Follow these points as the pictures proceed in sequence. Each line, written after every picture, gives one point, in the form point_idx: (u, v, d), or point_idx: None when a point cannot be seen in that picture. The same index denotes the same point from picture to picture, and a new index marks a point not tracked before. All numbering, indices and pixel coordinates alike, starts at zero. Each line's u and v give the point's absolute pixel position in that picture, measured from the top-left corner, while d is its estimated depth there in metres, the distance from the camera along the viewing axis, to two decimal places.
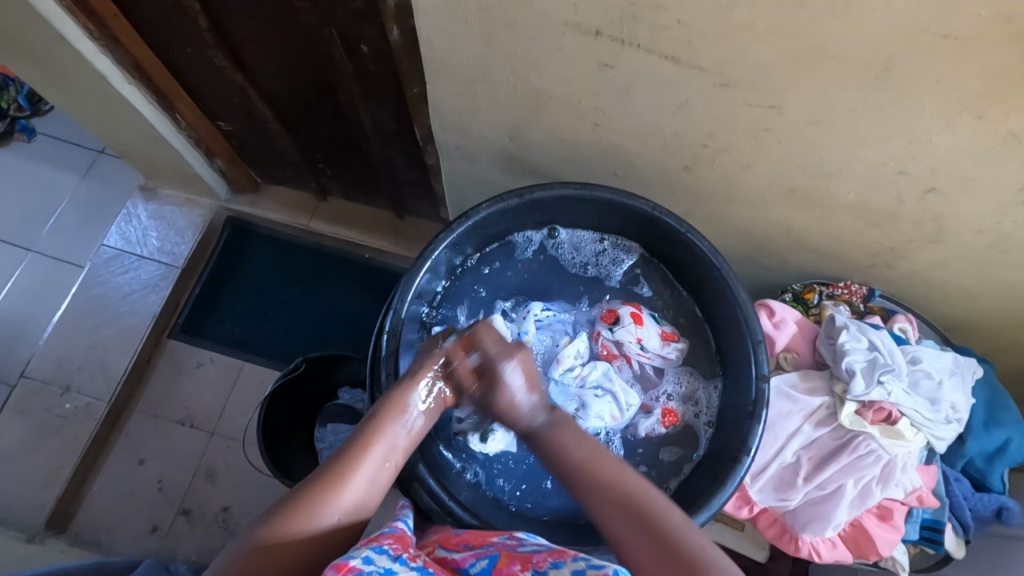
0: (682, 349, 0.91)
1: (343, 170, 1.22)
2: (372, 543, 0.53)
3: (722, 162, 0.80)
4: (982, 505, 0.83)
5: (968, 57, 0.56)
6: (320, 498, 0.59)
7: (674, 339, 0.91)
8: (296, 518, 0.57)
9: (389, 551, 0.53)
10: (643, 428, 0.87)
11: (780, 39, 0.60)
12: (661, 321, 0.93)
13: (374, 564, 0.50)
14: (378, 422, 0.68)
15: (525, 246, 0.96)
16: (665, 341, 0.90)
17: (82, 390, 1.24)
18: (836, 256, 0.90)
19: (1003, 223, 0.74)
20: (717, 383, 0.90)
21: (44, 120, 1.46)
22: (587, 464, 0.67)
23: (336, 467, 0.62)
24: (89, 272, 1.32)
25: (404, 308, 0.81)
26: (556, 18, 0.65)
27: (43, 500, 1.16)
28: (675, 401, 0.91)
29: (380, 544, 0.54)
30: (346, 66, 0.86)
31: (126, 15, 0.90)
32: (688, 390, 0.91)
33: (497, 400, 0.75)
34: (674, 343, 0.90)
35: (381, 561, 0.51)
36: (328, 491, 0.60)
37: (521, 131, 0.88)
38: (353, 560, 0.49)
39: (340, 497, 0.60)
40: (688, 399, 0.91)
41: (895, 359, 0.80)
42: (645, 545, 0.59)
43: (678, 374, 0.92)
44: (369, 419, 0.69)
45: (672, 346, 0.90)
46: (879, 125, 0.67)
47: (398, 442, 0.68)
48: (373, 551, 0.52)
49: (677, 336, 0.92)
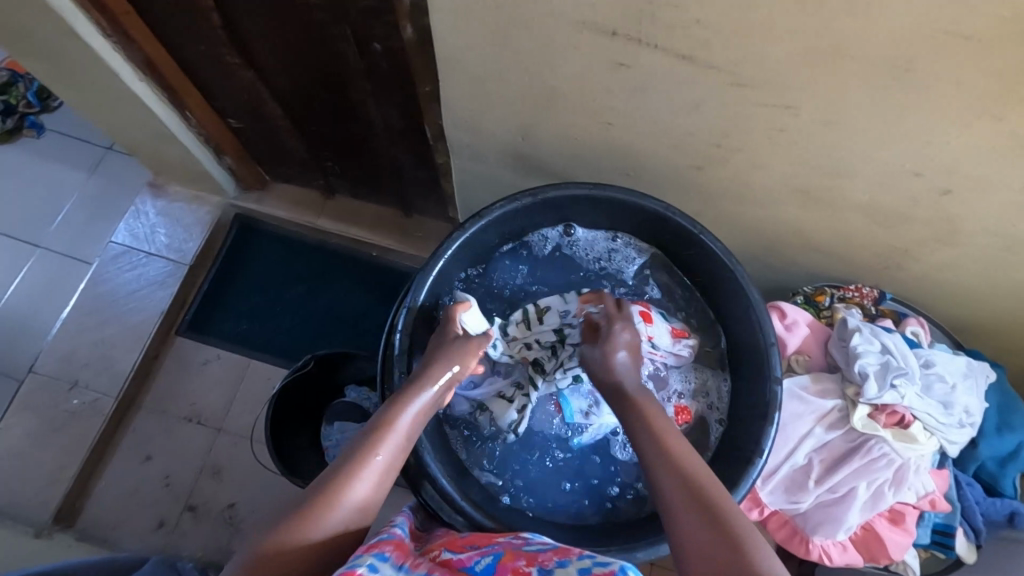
0: (692, 346, 0.90)
1: (351, 168, 1.22)
2: (374, 550, 0.54)
3: (734, 162, 0.80)
4: (993, 510, 0.83)
5: (987, 58, 0.56)
6: (319, 502, 0.58)
7: (684, 336, 0.90)
8: (300, 522, 0.56)
9: (390, 559, 0.54)
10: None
11: (796, 40, 0.60)
12: (671, 319, 0.93)
13: (379, 572, 0.51)
14: (383, 423, 0.67)
15: (542, 243, 0.95)
16: (676, 338, 0.89)
17: (89, 386, 1.24)
18: (847, 257, 0.90)
19: (1016, 225, 0.74)
20: (727, 380, 0.90)
21: (52, 117, 1.46)
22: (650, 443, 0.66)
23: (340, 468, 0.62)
24: (97, 268, 1.32)
25: (417, 307, 0.81)
26: (571, 17, 0.64)
27: (50, 496, 1.16)
28: (687, 398, 0.90)
29: (382, 551, 0.55)
30: (358, 63, 0.86)
31: (138, 12, 0.90)
32: (697, 384, 0.91)
33: (598, 353, 0.78)
34: (685, 340, 0.89)
35: (384, 569, 0.52)
36: (338, 488, 0.60)
37: (532, 130, 0.88)
38: (359, 567, 0.50)
39: (350, 492, 0.60)
40: (700, 393, 0.91)
41: (908, 362, 0.80)
42: (689, 515, 0.57)
43: (689, 371, 0.92)
44: (376, 419, 0.68)
45: (683, 343, 0.89)
46: (894, 125, 0.67)
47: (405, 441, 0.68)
48: (376, 558, 0.53)
49: (688, 332, 0.91)
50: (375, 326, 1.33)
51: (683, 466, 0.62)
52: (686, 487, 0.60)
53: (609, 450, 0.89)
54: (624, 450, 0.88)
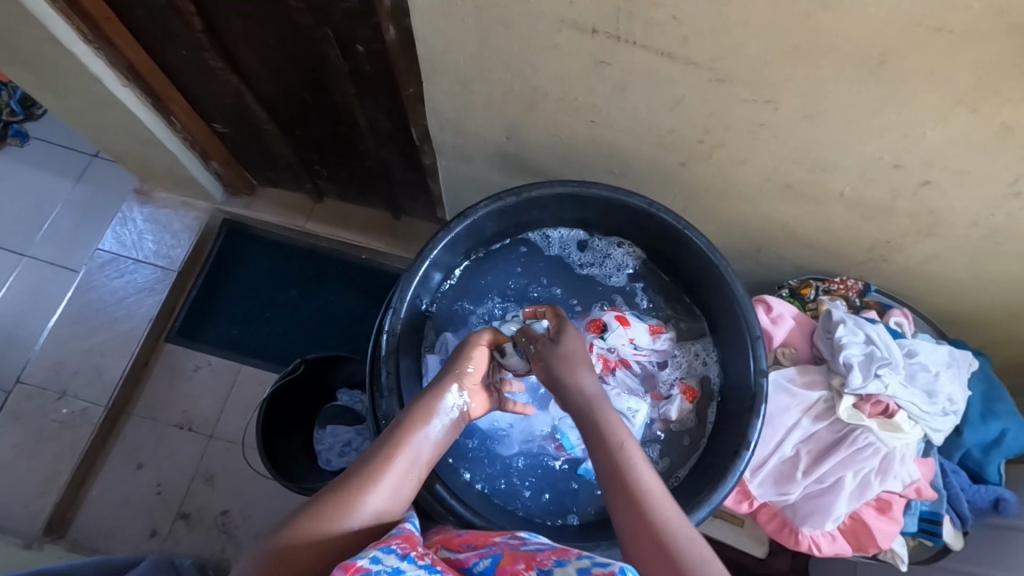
0: (671, 339, 0.92)
1: (338, 171, 1.23)
2: (381, 543, 0.53)
3: (718, 157, 0.80)
4: (979, 496, 0.83)
5: (962, 49, 0.56)
6: (327, 510, 0.57)
7: (662, 332, 0.92)
8: (315, 522, 0.56)
9: (397, 550, 0.52)
10: (674, 411, 0.87)
11: (772, 35, 0.60)
12: (644, 317, 0.94)
13: (381, 563, 0.50)
14: (401, 431, 0.65)
15: (546, 243, 0.96)
16: (655, 335, 0.91)
17: (79, 395, 1.23)
18: (832, 250, 0.91)
19: (997, 215, 0.75)
20: (707, 340, 0.92)
21: (36, 125, 1.45)
22: (605, 453, 0.64)
23: (358, 472, 0.61)
24: (85, 276, 1.32)
25: (404, 308, 0.81)
26: (551, 16, 0.65)
27: (39, 506, 1.16)
28: (687, 377, 0.91)
29: (388, 543, 0.53)
30: (341, 66, 0.86)
31: (118, 16, 0.90)
32: (686, 365, 0.92)
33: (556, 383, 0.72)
34: (663, 335, 0.91)
35: (390, 560, 0.51)
36: (348, 500, 0.58)
37: (517, 130, 0.88)
38: (360, 559, 0.49)
39: (359, 507, 0.58)
40: (693, 364, 0.92)
41: (892, 352, 0.81)
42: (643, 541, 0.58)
43: (675, 353, 0.92)
44: (394, 427, 0.66)
45: (662, 338, 0.91)
46: (873, 119, 0.68)
47: (425, 452, 0.65)
48: (381, 550, 0.52)
49: (664, 327, 0.93)
50: (371, 326, 1.33)
51: (635, 481, 0.61)
52: (640, 521, 0.59)
53: None
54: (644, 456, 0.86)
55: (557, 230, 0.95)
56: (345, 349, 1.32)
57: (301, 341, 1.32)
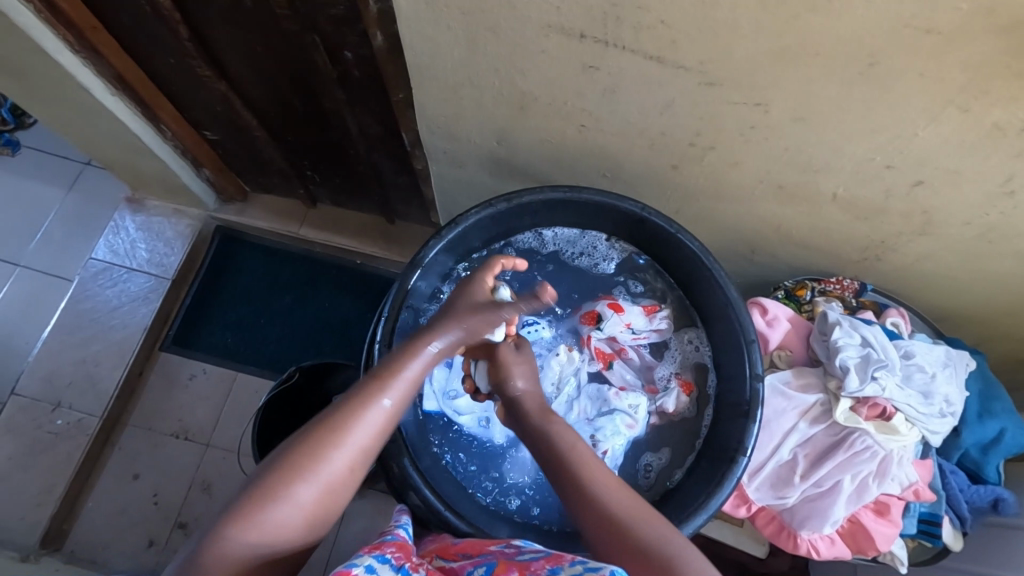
0: (668, 318, 0.92)
1: (330, 176, 1.22)
2: (375, 551, 0.52)
3: (710, 160, 0.80)
4: (978, 497, 0.83)
5: (950, 50, 0.56)
6: (295, 464, 0.55)
7: (658, 311, 0.92)
8: (282, 477, 0.54)
9: (391, 560, 0.52)
10: (670, 404, 0.88)
11: (763, 37, 0.59)
12: (637, 299, 0.94)
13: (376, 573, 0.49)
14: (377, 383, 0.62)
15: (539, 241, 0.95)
16: (650, 316, 0.91)
17: (73, 407, 1.23)
18: (826, 250, 0.91)
19: (990, 215, 0.74)
20: (699, 329, 0.92)
21: (27, 134, 1.44)
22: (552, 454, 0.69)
23: (338, 419, 0.58)
24: (77, 286, 1.31)
25: (396, 317, 0.79)
26: (539, 22, 0.64)
27: (37, 520, 1.15)
28: (683, 370, 0.91)
29: (383, 551, 0.53)
30: (330, 71, 0.86)
31: (104, 25, 0.89)
32: (681, 360, 0.91)
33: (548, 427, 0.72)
34: (659, 314, 0.91)
35: (384, 570, 0.50)
36: (316, 452, 0.56)
37: (507, 134, 0.87)
38: (356, 568, 0.48)
39: (327, 460, 0.56)
40: (686, 355, 0.91)
41: (888, 353, 0.80)
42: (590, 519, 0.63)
43: (668, 335, 0.92)
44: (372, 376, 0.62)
45: (659, 318, 0.92)
46: (863, 121, 0.67)
47: (412, 390, 0.63)
48: (376, 559, 0.51)
49: (659, 306, 0.93)
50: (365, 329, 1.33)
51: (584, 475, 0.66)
52: (587, 505, 0.64)
53: (632, 475, 0.86)
54: (639, 470, 0.86)
55: (552, 228, 0.94)
56: (339, 354, 1.31)
57: (295, 346, 1.31)
